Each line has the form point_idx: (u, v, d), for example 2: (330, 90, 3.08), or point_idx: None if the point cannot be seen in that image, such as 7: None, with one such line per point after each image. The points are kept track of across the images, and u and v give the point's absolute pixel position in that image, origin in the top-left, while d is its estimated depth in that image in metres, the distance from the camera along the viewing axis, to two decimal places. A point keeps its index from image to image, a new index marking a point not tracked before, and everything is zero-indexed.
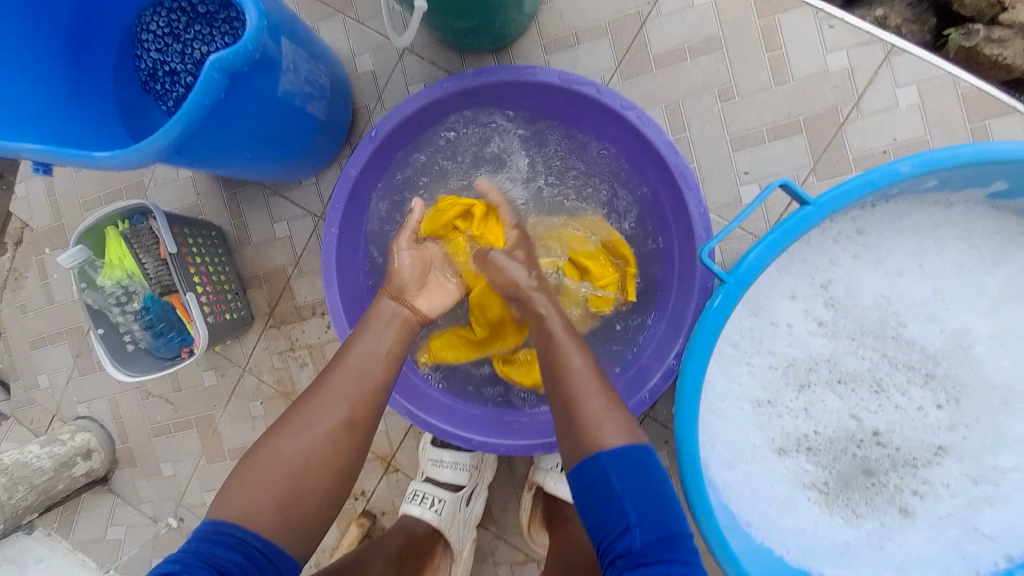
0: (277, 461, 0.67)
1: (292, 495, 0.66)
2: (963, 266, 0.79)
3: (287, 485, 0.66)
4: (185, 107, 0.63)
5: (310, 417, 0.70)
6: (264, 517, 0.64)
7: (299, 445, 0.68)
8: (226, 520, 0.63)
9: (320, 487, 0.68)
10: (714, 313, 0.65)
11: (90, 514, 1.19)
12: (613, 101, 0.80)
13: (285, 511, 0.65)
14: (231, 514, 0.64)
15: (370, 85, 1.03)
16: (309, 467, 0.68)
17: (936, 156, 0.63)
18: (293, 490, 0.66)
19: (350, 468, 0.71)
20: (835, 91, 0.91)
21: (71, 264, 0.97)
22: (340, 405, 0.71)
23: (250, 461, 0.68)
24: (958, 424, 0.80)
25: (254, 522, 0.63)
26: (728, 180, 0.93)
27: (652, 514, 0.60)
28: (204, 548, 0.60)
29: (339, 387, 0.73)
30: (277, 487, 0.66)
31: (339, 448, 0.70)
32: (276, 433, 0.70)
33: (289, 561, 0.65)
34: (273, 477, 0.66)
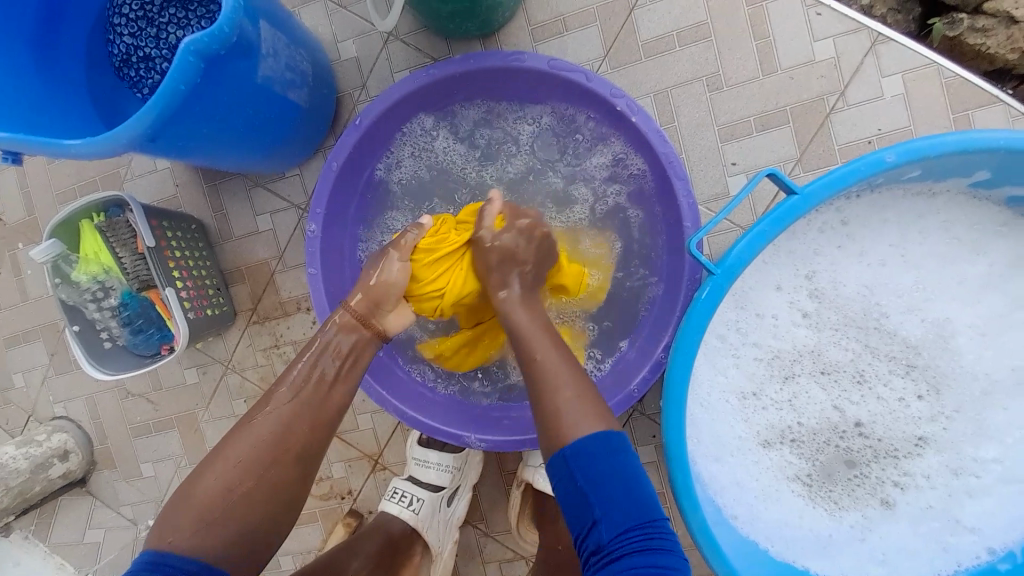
0: (219, 486, 0.66)
1: (236, 531, 0.65)
2: (944, 257, 0.80)
3: (233, 518, 0.65)
4: (160, 91, 0.62)
5: (249, 448, 0.68)
6: (208, 551, 0.63)
7: (241, 481, 0.66)
8: (173, 550, 0.62)
9: (266, 516, 0.67)
10: (702, 304, 0.65)
11: (67, 518, 1.16)
12: (600, 89, 0.79)
13: (232, 547, 0.64)
14: (176, 546, 0.62)
15: (355, 73, 1.01)
16: (253, 500, 0.66)
17: (919, 146, 0.64)
18: (238, 521, 0.65)
19: (296, 496, 0.69)
20: (822, 80, 0.92)
21: (45, 257, 0.95)
22: (281, 434, 0.69)
23: (186, 497, 0.66)
24: (939, 415, 0.81)
25: (200, 554, 0.63)
26: (715, 171, 0.94)
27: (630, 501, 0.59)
28: (160, 563, 0.61)
29: (282, 413, 0.71)
30: (216, 525, 0.64)
31: (283, 478, 0.68)
32: (216, 464, 0.68)
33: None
34: (216, 510, 0.65)
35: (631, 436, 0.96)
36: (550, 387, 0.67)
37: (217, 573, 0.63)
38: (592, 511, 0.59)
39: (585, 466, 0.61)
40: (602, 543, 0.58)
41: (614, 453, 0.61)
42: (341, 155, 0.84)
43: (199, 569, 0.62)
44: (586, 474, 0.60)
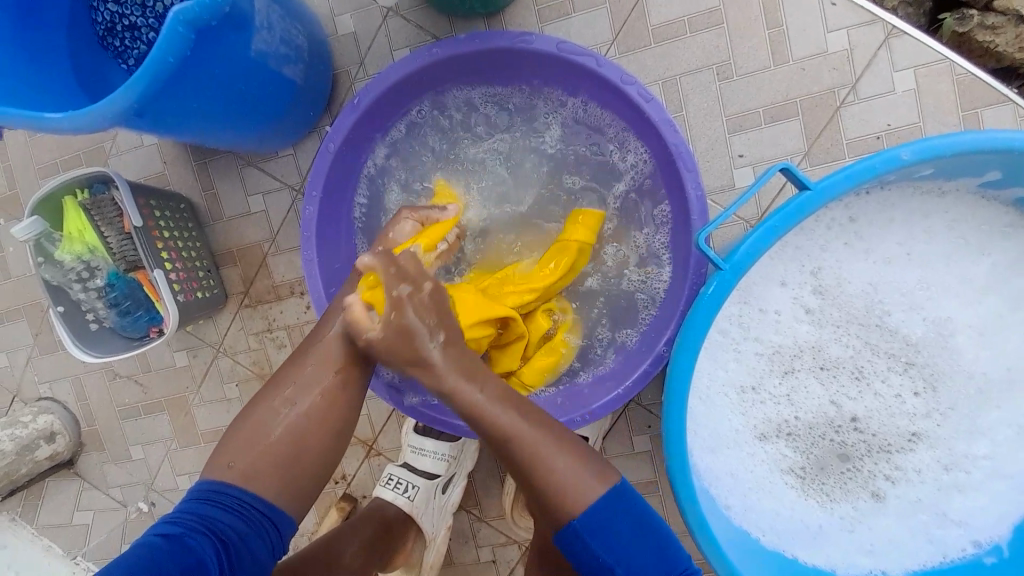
0: (274, 420, 0.68)
1: (286, 466, 0.66)
2: (950, 256, 0.79)
3: (281, 446, 0.67)
4: (146, 62, 0.58)
5: (297, 380, 0.71)
6: (263, 486, 0.65)
7: (293, 407, 0.69)
8: (228, 482, 0.64)
9: (317, 449, 0.69)
10: (708, 299, 0.64)
11: (55, 499, 1.15)
12: (611, 75, 0.76)
13: (282, 475, 0.66)
14: (230, 476, 0.65)
15: (352, 49, 0.97)
16: (301, 426, 0.68)
17: (935, 144, 0.63)
18: (288, 452, 0.67)
19: (345, 428, 0.71)
20: (833, 73, 0.89)
21: (27, 235, 0.92)
22: (326, 361, 0.71)
23: (242, 428, 0.69)
24: (934, 411, 0.82)
25: (253, 483, 0.65)
26: (722, 164, 0.92)
27: (642, 557, 0.62)
28: (206, 510, 0.62)
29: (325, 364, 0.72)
30: (271, 457, 0.66)
31: (329, 410, 0.70)
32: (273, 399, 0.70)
33: (285, 515, 0.66)
34: (268, 441, 0.67)
35: (626, 426, 0.97)
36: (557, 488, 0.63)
37: (262, 521, 0.64)
38: (614, 574, 0.61)
39: (593, 532, 0.62)
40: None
41: (619, 497, 0.64)
42: (338, 136, 0.81)
43: (239, 527, 0.62)
44: (602, 540, 0.62)
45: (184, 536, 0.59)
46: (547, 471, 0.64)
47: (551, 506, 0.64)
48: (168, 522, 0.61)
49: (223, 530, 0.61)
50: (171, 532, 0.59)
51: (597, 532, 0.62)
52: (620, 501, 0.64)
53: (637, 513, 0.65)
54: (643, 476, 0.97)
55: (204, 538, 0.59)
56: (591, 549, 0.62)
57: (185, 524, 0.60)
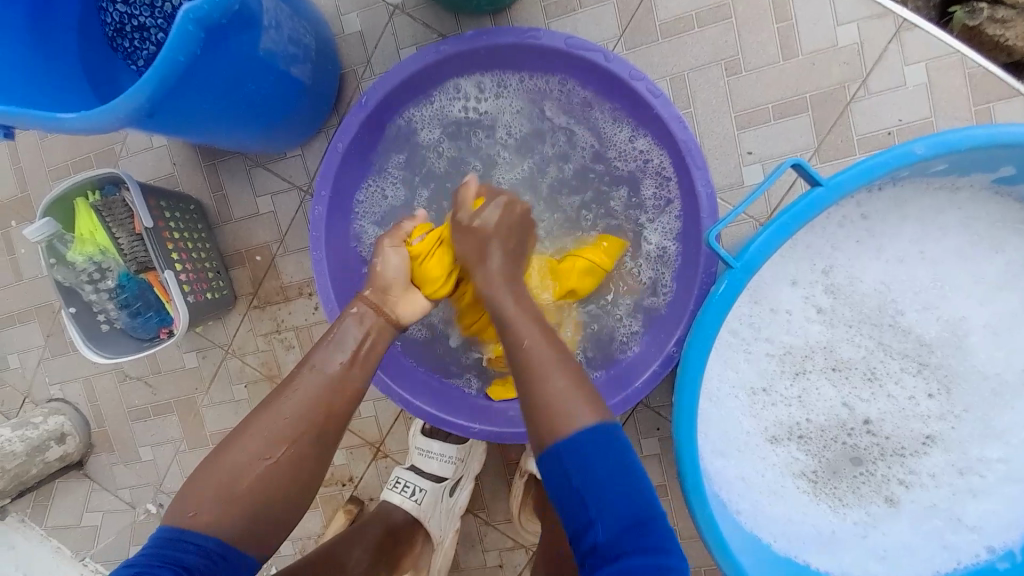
0: (242, 464, 0.64)
1: (252, 512, 0.63)
2: (963, 254, 0.78)
3: (248, 496, 0.63)
4: (158, 62, 0.59)
5: (270, 425, 0.66)
6: (229, 531, 0.61)
7: (262, 460, 0.64)
8: (188, 528, 0.61)
9: (290, 493, 0.65)
10: (719, 298, 0.64)
11: (65, 500, 1.15)
12: (619, 70, 0.76)
13: (248, 529, 0.62)
14: (194, 523, 0.61)
15: (359, 48, 0.98)
16: (271, 480, 0.64)
17: (948, 138, 0.62)
18: (254, 503, 0.63)
19: (311, 479, 0.67)
20: (844, 67, 0.89)
21: (39, 237, 0.92)
22: (305, 415, 0.67)
23: (209, 470, 0.65)
24: (948, 413, 0.81)
25: (218, 532, 0.61)
26: (731, 162, 0.91)
27: (628, 507, 0.58)
28: (163, 550, 0.58)
29: (302, 401, 0.67)
30: (238, 501, 0.63)
31: (302, 453, 0.66)
32: (240, 437, 0.66)
33: (247, 560, 0.63)
34: (232, 490, 0.63)
35: (634, 429, 0.96)
36: (551, 402, 0.62)
37: (223, 560, 0.61)
38: (587, 513, 0.58)
39: (579, 463, 0.59)
40: (597, 543, 0.57)
41: (608, 448, 0.60)
42: (347, 136, 0.81)
43: (200, 556, 0.59)
44: (582, 477, 0.59)
45: (142, 569, 0.56)
46: (550, 396, 0.63)
47: (539, 431, 0.63)
48: (123, 566, 0.57)
49: (187, 564, 0.58)
50: (128, 572, 0.56)
51: (584, 456, 0.60)
52: (610, 448, 0.60)
53: (623, 455, 0.61)
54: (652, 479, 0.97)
55: (164, 568, 0.57)
56: (576, 483, 0.59)
57: (142, 565, 0.56)
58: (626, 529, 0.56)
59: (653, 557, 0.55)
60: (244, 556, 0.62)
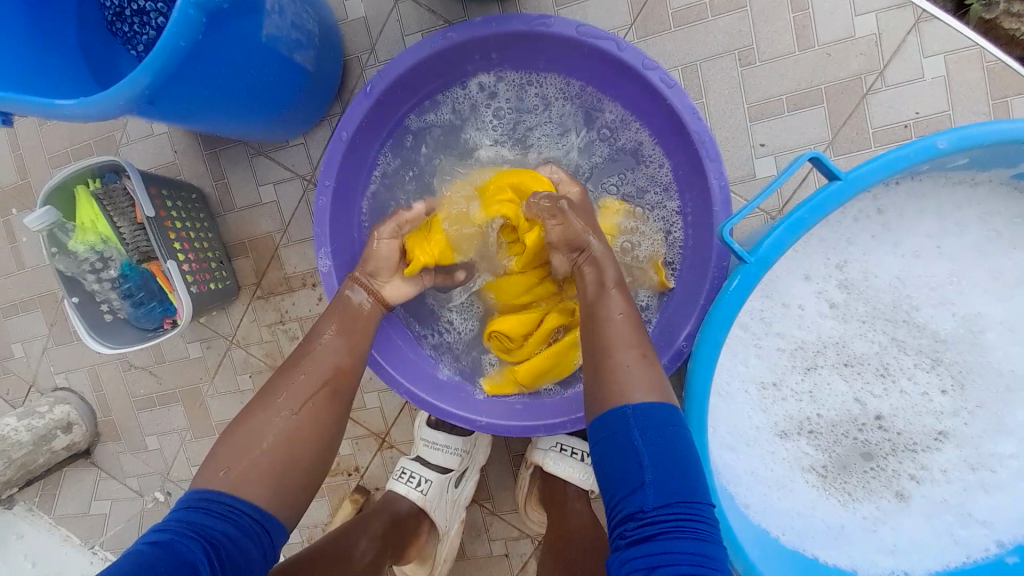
0: (262, 428, 0.65)
1: (276, 473, 0.63)
2: (982, 249, 0.76)
3: (274, 456, 0.63)
4: (157, 47, 0.57)
5: (289, 384, 0.68)
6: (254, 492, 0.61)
7: (286, 413, 0.66)
8: (217, 489, 0.60)
9: (307, 455, 0.66)
10: (732, 294, 0.62)
11: (72, 488, 1.16)
12: (632, 59, 0.74)
13: (273, 482, 0.62)
14: (224, 481, 0.61)
15: (363, 36, 0.95)
16: (294, 438, 0.65)
17: (973, 133, 0.60)
18: (280, 458, 0.64)
19: (331, 433, 0.69)
20: (861, 58, 0.86)
21: (39, 226, 0.92)
22: (320, 372, 0.70)
23: (231, 437, 0.65)
24: (961, 410, 0.80)
25: (247, 492, 0.61)
26: (743, 152, 0.89)
27: (680, 484, 0.55)
28: (193, 518, 0.58)
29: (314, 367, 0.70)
30: (259, 465, 0.63)
31: (319, 416, 0.68)
32: (261, 405, 0.67)
33: (278, 523, 0.62)
34: (259, 445, 0.64)
35: None
36: (610, 337, 0.65)
37: (253, 532, 0.59)
38: (642, 473, 0.56)
39: (644, 429, 0.58)
40: (643, 509, 0.54)
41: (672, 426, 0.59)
42: (351, 125, 0.79)
43: (232, 533, 0.58)
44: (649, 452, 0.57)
45: (172, 539, 0.55)
46: (621, 374, 0.62)
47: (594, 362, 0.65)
48: (155, 532, 0.57)
49: (215, 538, 0.57)
50: (158, 540, 0.55)
51: (649, 426, 0.58)
52: (674, 423, 0.59)
53: (689, 441, 0.59)
54: None
55: (194, 541, 0.56)
56: (631, 445, 0.57)
57: (174, 532, 0.56)
58: (679, 504, 0.54)
59: (697, 542, 0.53)
60: (276, 523, 0.62)
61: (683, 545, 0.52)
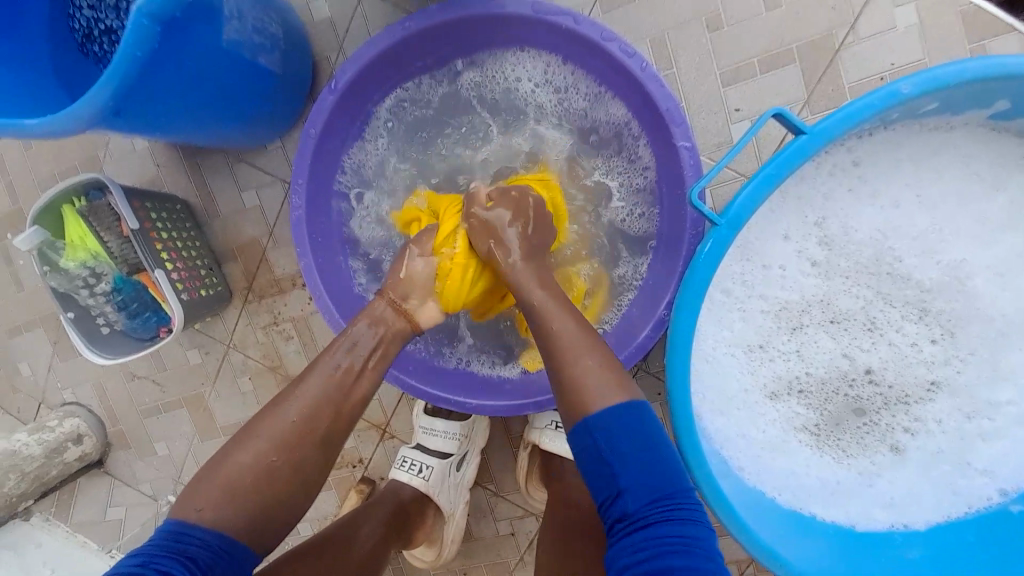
0: (242, 469, 0.62)
1: (259, 521, 0.62)
2: (963, 194, 0.75)
3: (258, 497, 0.62)
4: (115, 60, 0.57)
5: (278, 424, 0.64)
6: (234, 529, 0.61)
7: (273, 458, 0.63)
8: (194, 521, 0.59)
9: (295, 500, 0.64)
10: (706, 257, 0.62)
11: (88, 498, 1.19)
12: (591, 31, 0.73)
13: (258, 518, 0.62)
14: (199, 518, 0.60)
15: (329, 32, 0.95)
16: (284, 476, 0.64)
17: (940, 75, 0.59)
18: (269, 498, 0.63)
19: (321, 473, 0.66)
20: (832, 13, 0.84)
21: (29, 245, 0.93)
22: (316, 403, 0.66)
23: (216, 470, 0.63)
24: (952, 359, 0.79)
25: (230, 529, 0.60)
26: (718, 117, 0.88)
27: (658, 478, 0.58)
28: (168, 541, 0.58)
29: (310, 407, 0.66)
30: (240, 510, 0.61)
31: (309, 461, 0.65)
32: (242, 441, 0.64)
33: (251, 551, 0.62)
34: (240, 491, 0.62)
35: None
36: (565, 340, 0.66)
37: (228, 552, 0.59)
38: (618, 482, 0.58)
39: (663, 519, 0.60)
40: (628, 512, 0.57)
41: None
42: (319, 121, 0.79)
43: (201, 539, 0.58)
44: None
45: (146, 561, 0.56)
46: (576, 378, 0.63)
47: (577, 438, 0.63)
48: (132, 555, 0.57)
49: (191, 555, 0.57)
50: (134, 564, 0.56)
51: (612, 433, 0.59)
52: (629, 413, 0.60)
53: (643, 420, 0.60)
54: None
55: (168, 559, 0.56)
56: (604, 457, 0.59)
57: (146, 558, 0.56)
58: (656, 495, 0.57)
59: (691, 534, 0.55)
60: (247, 551, 0.61)
61: (666, 534, 0.54)
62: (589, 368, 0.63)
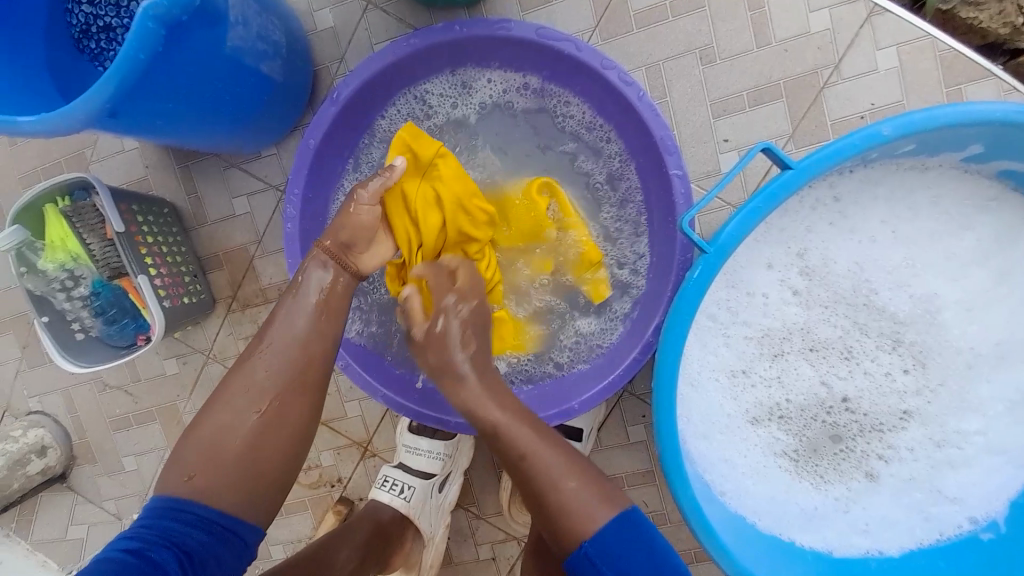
0: (223, 432, 0.64)
1: (242, 480, 0.63)
2: (935, 231, 0.79)
3: (243, 458, 0.63)
4: (118, 61, 0.58)
5: (249, 384, 0.66)
6: (219, 496, 0.61)
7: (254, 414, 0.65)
8: (184, 496, 0.60)
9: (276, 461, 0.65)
10: (695, 284, 0.64)
11: (47, 514, 1.13)
12: (591, 59, 0.76)
13: (245, 491, 0.63)
14: (197, 488, 0.61)
15: (332, 46, 0.97)
16: (263, 437, 0.65)
17: (914, 119, 0.63)
18: (255, 461, 0.64)
19: (303, 427, 0.68)
20: (818, 52, 0.90)
21: (7, 245, 0.89)
22: (280, 353, 0.68)
23: (193, 440, 0.65)
24: (924, 388, 0.82)
25: (218, 502, 0.61)
26: (707, 148, 0.92)
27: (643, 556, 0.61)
28: (166, 526, 0.58)
29: (276, 354, 0.68)
30: (225, 476, 0.62)
31: (286, 413, 0.66)
32: (218, 406, 0.66)
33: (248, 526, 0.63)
34: (222, 453, 0.63)
35: (620, 417, 0.97)
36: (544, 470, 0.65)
37: (225, 537, 0.61)
38: None
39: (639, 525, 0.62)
40: None
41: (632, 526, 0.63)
42: (318, 131, 0.80)
43: (206, 539, 0.59)
44: (600, 550, 0.61)
45: (143, 549, 0.56)
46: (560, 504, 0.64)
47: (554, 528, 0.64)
48: (125, 539, 0.57)
49: (188, 547, 0.57)
50: (128, 547, 0.56)
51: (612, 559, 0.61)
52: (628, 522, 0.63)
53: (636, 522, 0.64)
54: (639, 466, 0.97)
55: (167, 550, 0.56)
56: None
57: (144, 540, 0.56)
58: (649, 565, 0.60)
59: None
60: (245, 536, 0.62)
61: None
62: (553, 464, 0.66)
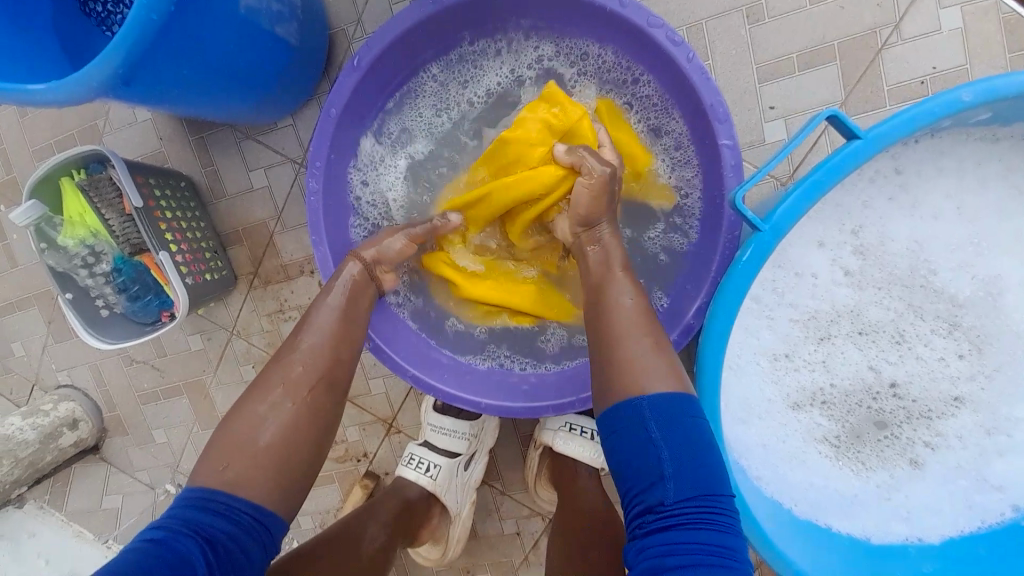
0: (257, 423, 0.63)
1: (277, 471, 0.61)
2: (1003, 208, 0.73)
3: (273, 449, 0.62)
4: (130, 19, 0.54)
5: (287, 375, 0.67)
6: (253, 488, 0.59)
7: (288, 403, 0.65)
8: (215, 487, 0.58)
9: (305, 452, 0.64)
10: (746, 265, 0.60)
11: (83, 484, 1.16)
12: (637, 16, 0.70)
13: (279, 481, 0.61)
14: (226, 477, 0.59)
15: (349, 7, 0.91)
16: (297, 426, 0.64)
17: (1001, 83, 0.57)
18: (285, 450, 0.62)
19: (332, 419, 0.68)
20: (876, 10, 0.81)
21: (26, 221, 0.88)
22: (318, 348, 0.69)
23: (224, 432, 0.63)
24: (978, 375, 0.78)
25: (249, 489, 0.59)
26: (752, 116, 0.85)
27: (690, 452, 0.55)
28: (189, 516, 0.56)
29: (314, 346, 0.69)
30: (258, 466, 0.60)
31: (320, 406, 0.67)
32: (251, 398, 0.65)
33: (278, 519, 0.60)
34: (255, 445, 0.61)
35: None
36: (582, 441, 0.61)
37: (248, 525, 0.57)
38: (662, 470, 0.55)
39: (661, 422, 0.56)
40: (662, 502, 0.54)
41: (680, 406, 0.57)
42: (340, 100, 0.76)
43: (231, 529, 0.56)
44: (636, 436, 0.57)
45: (167, 537, 0.53)
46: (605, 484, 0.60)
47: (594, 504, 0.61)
48: (152, 527, 0.55)
49: (210, 534, 0.55)
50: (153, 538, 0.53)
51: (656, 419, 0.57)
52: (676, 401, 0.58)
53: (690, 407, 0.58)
54: None
55: (190, 538, 0.54)
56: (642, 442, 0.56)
57: (169, 530, 0.54)
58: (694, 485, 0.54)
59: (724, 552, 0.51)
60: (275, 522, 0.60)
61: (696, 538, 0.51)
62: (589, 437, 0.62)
